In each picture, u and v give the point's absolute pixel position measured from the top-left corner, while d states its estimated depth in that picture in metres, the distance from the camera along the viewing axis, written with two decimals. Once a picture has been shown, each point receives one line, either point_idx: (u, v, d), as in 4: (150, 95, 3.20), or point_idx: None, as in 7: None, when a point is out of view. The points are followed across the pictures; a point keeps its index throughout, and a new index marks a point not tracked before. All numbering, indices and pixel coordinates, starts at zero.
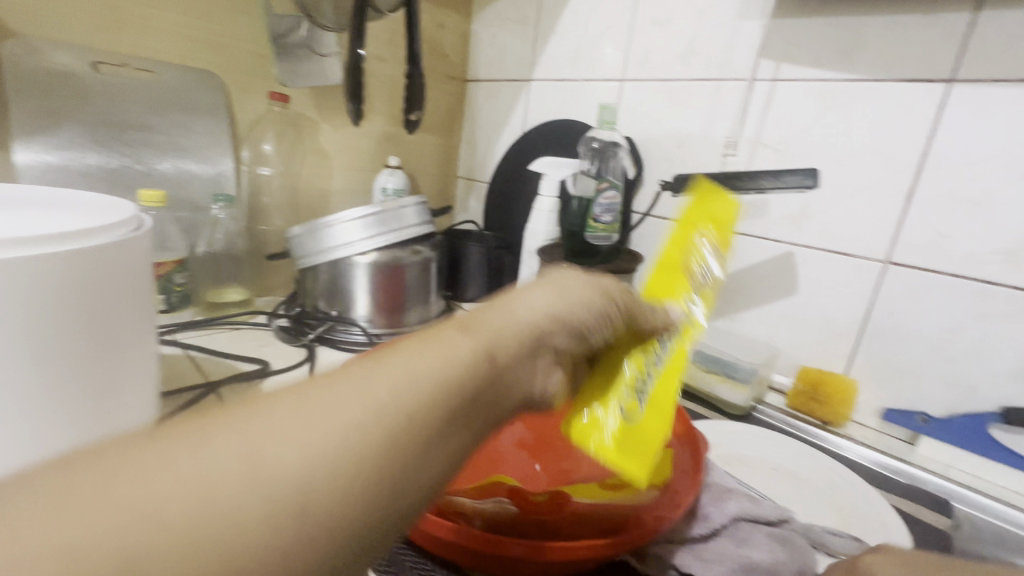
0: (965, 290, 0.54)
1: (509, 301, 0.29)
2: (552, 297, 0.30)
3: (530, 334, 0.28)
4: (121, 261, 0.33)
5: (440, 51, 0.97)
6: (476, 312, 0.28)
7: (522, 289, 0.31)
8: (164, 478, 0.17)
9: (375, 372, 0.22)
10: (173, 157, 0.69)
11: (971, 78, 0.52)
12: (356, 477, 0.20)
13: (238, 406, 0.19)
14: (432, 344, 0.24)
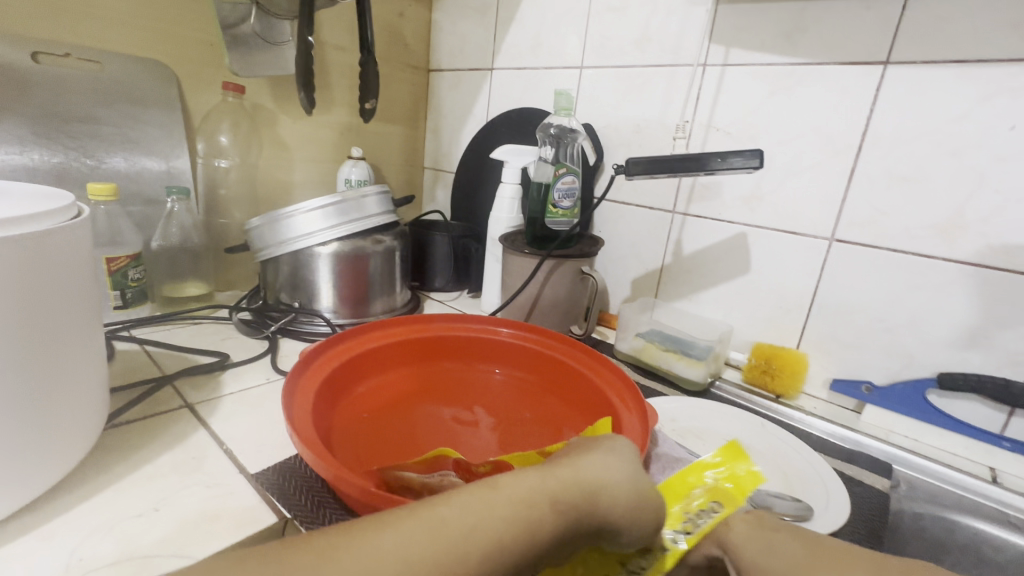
0: (902, 264, 0.57)
1: (596, 467, 0.29)
2: (635, 479, 0.29)
3: (598, 515, 0.28)
4: (58, 250, 0.32)
5: (401, 40, 0.96)
6: (563, 477, 0.28)
7: (593, 459, 0.30)
8: None
9: (428, 548, 0.24)
10: (124, 151, 0.67)
11: (904, 60, 0.54)
12: None
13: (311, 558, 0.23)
14: (514, 522, 0.25)
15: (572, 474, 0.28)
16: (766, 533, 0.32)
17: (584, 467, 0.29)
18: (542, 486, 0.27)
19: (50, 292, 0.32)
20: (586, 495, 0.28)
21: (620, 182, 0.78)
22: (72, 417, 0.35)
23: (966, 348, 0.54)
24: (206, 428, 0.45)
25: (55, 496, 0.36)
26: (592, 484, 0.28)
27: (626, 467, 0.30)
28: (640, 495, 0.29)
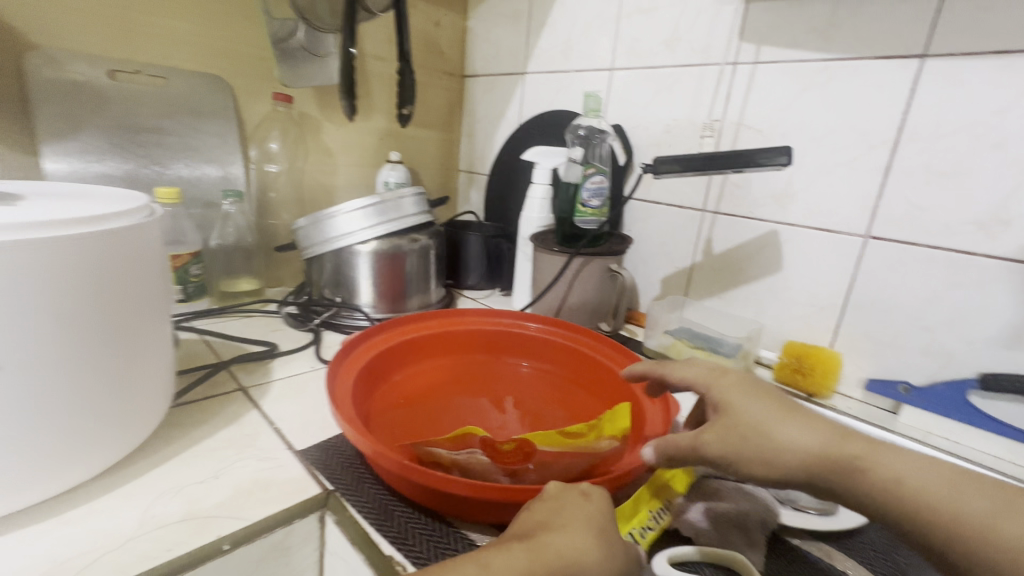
0: (941, 261, 0.55)
1: (578, 544, 0.29)
2: (615, 555, 0.30)
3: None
4: (136, 243, 0.37)
5: (437, 48, 1.00)
6: (546, 560, 0.28)
7: (573, 533, 0.29)
8: None
9: None
10: (186, 158, 0.73)
11: (942, 53, 0.53)
12: None
13: None
14: None
15: (555, 558, 0.28)
16: (752, 389, 0.38)
17: (569, 546, 0.29)
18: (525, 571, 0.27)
19: (127, 280, 0.36)
20: None
21: (650, 181, 0.79)
22: (146, 393, 0.40)
23: (1011, 347, 0.52)
24: (257, 409, 0.49)
25: (131, 463, 0.40)
26: (573, 565, 0.28)
27: (606, 543, 0.30)
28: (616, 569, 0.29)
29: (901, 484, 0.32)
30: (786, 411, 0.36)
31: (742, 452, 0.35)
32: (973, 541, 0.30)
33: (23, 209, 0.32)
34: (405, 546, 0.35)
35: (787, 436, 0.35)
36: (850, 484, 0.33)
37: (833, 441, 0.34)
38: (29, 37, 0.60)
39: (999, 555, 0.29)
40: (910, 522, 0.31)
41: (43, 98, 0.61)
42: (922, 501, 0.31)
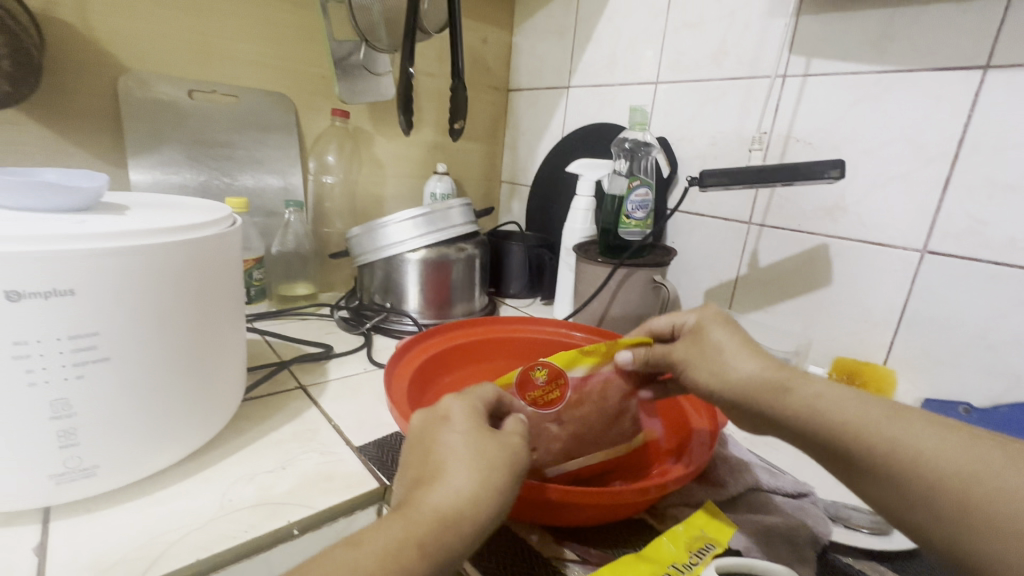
0: (1004, 277, 0.53)
1: (446, 484, 0.28)
2: (486, 466, 0.30)
3: (471, 529, 0.27)
4: (221, 248, 0.40)
5: (484, 64, 1.04)
6: (418, 514, 0.27)
7: (439, 477, 0.29)
8: None
9: None
10: (252, 169, 0.79)
11: (1005, 63, 0.52)
12: None
13: None
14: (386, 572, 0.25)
15: (428, 504, 0.27)
16: (725, 322, 0.42)
17: (444, 491, 0.28)
18: (400, 532, 0.26)
19: (213, 282, 0.40)
20: (451, 516, 0.27)
21: (694, 194, 0.79)
22: (224, 386, 0.43)
23: None
24: (317, 406, 0.52)
25: (208, 451, 0.44)
26: (446, 500, 0.28)
27: (475, 466, 0.29)
28: (504, 490, 0.29)
29: (818, 401, 0.33)
30: (745, 343, 0.40)
31: (696, 364, 0.41)
32: (877, 455, 0.30)
33: (131, 218, 0.36)
34: None
35: (729, 362, 0.39)
36: (770, 402, 0.35)
37: (770, 365, 0.37)
38: (123, 61, 0.66)
39: (896, 468, 0.29)
40: (822, 439, 0.32)
41: (131, 116, 0.67)
42: (832, 418, 0.32)
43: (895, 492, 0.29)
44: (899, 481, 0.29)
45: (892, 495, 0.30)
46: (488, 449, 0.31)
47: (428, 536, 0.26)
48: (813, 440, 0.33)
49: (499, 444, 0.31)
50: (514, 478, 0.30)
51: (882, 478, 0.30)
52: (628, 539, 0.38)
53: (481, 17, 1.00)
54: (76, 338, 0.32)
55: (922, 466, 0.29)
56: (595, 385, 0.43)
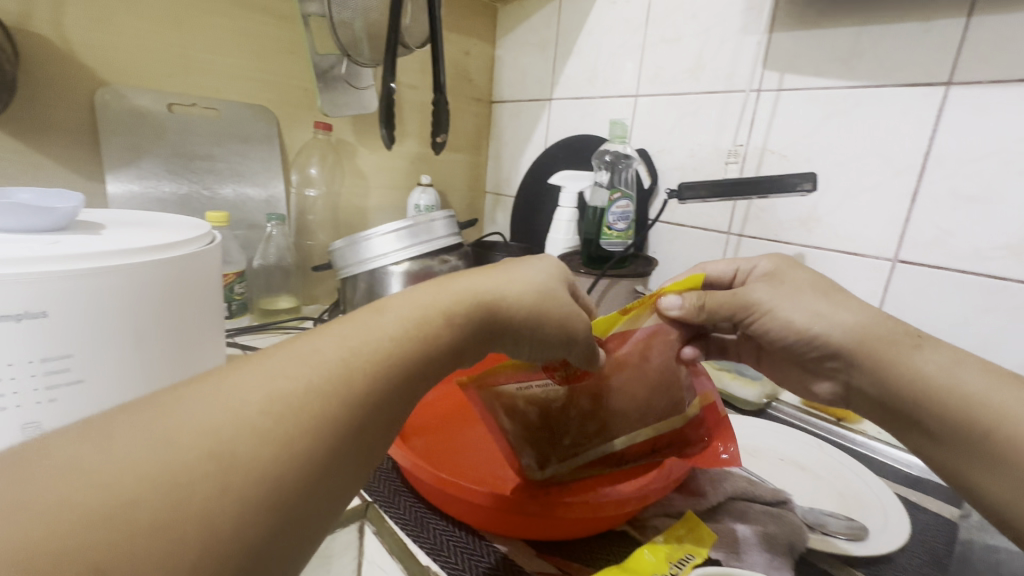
0: (970, 285, 0.56)
1: (476, 281, 0.33)
2: (517, 281, 0.34)
3: (485, 325, 0.32)
4: (199, 267, 0.40)
5: (467, 76, 1.05)
6: (448, 292, 0.31)
7: (468, 276, 0.33)
8: (112, 455, 0.19)
9: (287, 364, 0.24)
10: (233, 181, 0.78)
11: (966, 81, 0.54)
12: (282, 450, 0.21)
13: (169, 402, 0.22)
14: (409, 327, 0.28)
15: (459, 288, 0.32)
16: (812, 272, 0.42)
17: (474, 284, 0.32)
18: (429, 300, 0.30)
19: (190, 299, 0.40)
20: (478, 300, 0.32)
21: (673, 204, 0.81)
22: None
23: None
24: None
25: None
26: (473, 291, 0.32)
27: (502, 279, 0.34)
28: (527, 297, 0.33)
29: (951, 371, 0.33)
30: (842, 296, 0.39)
31: (781, 309, 0.40)
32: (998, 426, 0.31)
33: (106, 237, 0.35)
34: (437, 555, 0.37)
35: (837, 315, 0.38)
36: (896, 356, 0.35)
37: (875, 321, 0.37)
38: (101, 74, 0.65)
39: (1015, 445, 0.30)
40: (940, 399, 0.33)
41: (109, 129, 0.67)
42: (962, 390, 0.32)
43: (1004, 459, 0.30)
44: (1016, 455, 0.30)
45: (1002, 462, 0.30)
46: (516, 271, 0.35)
47: (435, 318, 0.30)
48: (928, 400, 0.34)
49: (528, 270, 0.36)
50: (538, 296, 0.34)
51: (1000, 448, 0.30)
52: (607, 551, 0.38)
53: (464, 30, 1.01)
54: (47, 361, 0.32)
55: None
56: (637, 346, 0.42)
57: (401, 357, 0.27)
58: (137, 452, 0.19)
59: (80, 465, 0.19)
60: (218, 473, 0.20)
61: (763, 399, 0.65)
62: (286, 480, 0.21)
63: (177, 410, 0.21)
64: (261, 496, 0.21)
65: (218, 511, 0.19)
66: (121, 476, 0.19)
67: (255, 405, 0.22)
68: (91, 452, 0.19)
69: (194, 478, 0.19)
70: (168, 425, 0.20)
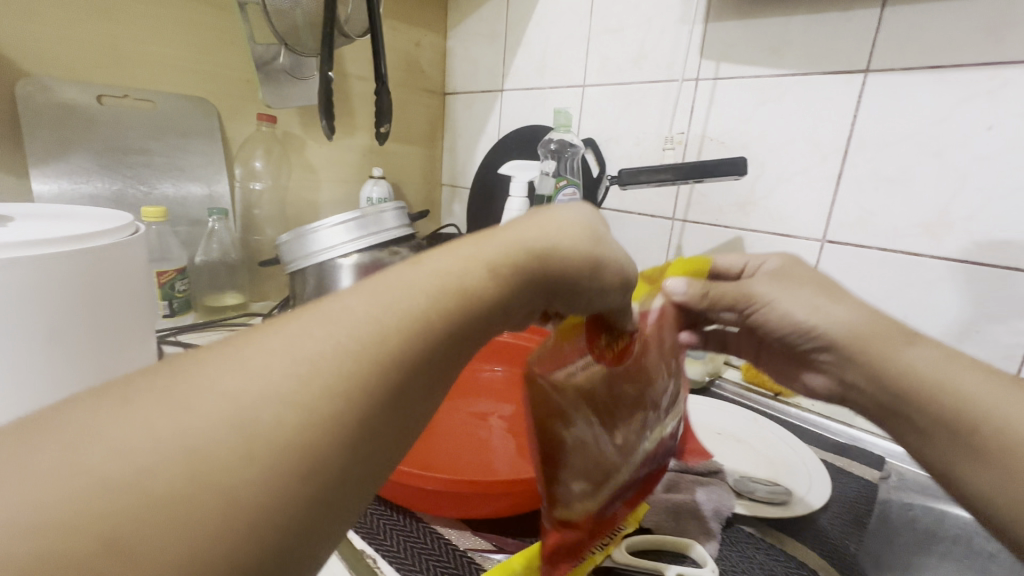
0: (890, 262, 0.59)
1: (529, 231, 0.28)
2: (573, 235, 0.29)
3: (541, 284, 0.28)
4: (121, 259, 0.39)
5: (418, 67, 1.04)
6: (497, 246, 0.27)
7: (517, 226, 0.28)
8: (127, 419, 0.17)
9: (321, 321, 0.21)
10: (172, 177, 0.75)
11: (882, 68, 0.57)
12: (309, 417, 0.19)
13: (192, 360, 0.19)
14: (450, 285, 0.24)
15: (508, 242, 0.27)
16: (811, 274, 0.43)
17: (525, 236, 0.28)
18: (474, 256, 0.26)
19: (110, 295, 0.38)
20: (531, 254, 0.27)
21: (621, 192, 0.82)
22: None
23: (958, 341, 0.56)
24: None
25: None
26: (527, 245, 0.27)
27: (558, 232, 0.29)
28: (584, 255, 0.29)
29: (945, 369, 0.34)
30: (837, 296, 0.40)
31: (782, 303, 0.41)
32: (986, 422, 0.31)
33: (13, 229, 0.34)
34: (374, 540, 0.37)
35: (836, 312, 0.39)
36: (884, 353, 0.36)
37: (868, 317, 0.38)
38: (21, 64, 0.62)
39: (1001, 440, 0.31)
40: (926, 400, 0.34)
41: (33, 122, 0.63)
42: (958, 391, 0.33)
43: (987, 451, 0.31)
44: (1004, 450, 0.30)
45: (986, 454, 0.31)
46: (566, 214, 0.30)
47: (480, 274, 0.25)
48: (915, 397, 0.34)
49: (576, 221, 0.30)
50: (592, 257, 0.29)
51: (985, 443, 0.31)
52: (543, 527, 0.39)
53: (413, 21, 1.00)
54: None
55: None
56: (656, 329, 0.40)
57: (443, 315, 0.23)
58: (127, 448, 0.16)
59: (79, 440, 0.16)
60: (236, 443, 0.17)
61: (706, 378, 0.67)
62: (317, 449, 0.19)
63: (178, 395, 0.18)
64: (289, 467, 0.18)
65: (242, 483, 0.17)
66: (133, 447, 0.16)
67: (280, 368, 0.19)
68: (106, 417, 0.17)
69: (214, 447, 0.17)
70: (188, 387, 0.18)
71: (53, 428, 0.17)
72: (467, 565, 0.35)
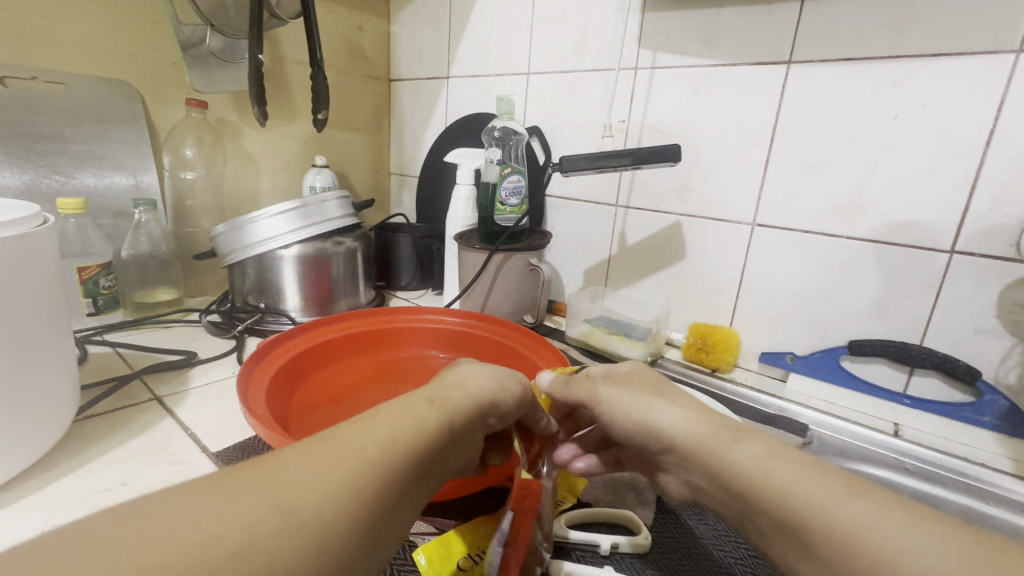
0: (812, 243, 0.63)
1: (461, 375, 0.37)
2: (498, 373, 0.38)
3: (477, 412, 0.35)
4: (23, 253, 0.36)
5: (361, 53, 1.01)
6: (435, 389, 0.35)
7: (454, 374, 0.38)
8: (192, 520, 0.23)
9: (331, 442, 0.29)
10: (92, 166, 0.70)
11: (803, 59, 0.60)
12: (325, 514, 0.25)
13: (237, 476, 0.26)
14: (409, 418, 0.31)
15: (443, 386, 0.36)
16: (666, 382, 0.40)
17: (456, 378, 0.37)
18: (417, 396, 0.34)
19: (17, 291, 0.36)
20: (459, 390, 0.35)
21: (567, 179, 0.84)
22: (40, 407, 0.39)
23: (871, 316, 0.60)
24: (172, 417, 0.49)
25: (28, 477, 0.39)
26: (459, 382, 0.36)
27: (482, 372, 0.38)
28: (498, 381, 0.37)
29: (766, 464, 0.30)
30: (673, 396, 0.38)
31: (618, 405, 0.39)
32: (811, 519, 0.27)
33: None
34: None
35: (665, 415, 0.36)
36: (712, 461, 0.32)
37: (696, 419, 0.35)
38: None
39: (816, 532, 0.26)
40: (757, 504, 0.30)
41: None
42: (779, 487, 0.29)
43: (820, 553, 0.26)
44: (836, 553, 0.26)
45: (820, 558, 0.26)
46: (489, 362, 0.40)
47: (424, 405, 0.33)
48: (750, 502, 0.30)
49: (491, 367, 0.39)
50: (514, 383, 0.38)
51: (813, 541, 0.27)
52: (486, 508, 0.40)
53: (355, 4, 0.97)
54: None
55: (865, 540, 0.25)
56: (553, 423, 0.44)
57: (416, 436, 0.30)
58: (185, 536, 0.22)
59: (154, 531, 0.22)
60: (273, 532, 0.23)
61: (648, 358, 0.70)
62: (328, 540, 0.25)
63: (219, 502, 0.24)
64: (307, 554, 0.24)
65: (273, 563, 0.23)
66: (197, 539, 0.22)
67: (302, 479, 0.26)
68: (173, 517, 0.23)
69: (255, 536, 0.23)
70: (234, 495, 0.24)
71: (128, 523, 0.22)
72: (407, 549, 0.36)
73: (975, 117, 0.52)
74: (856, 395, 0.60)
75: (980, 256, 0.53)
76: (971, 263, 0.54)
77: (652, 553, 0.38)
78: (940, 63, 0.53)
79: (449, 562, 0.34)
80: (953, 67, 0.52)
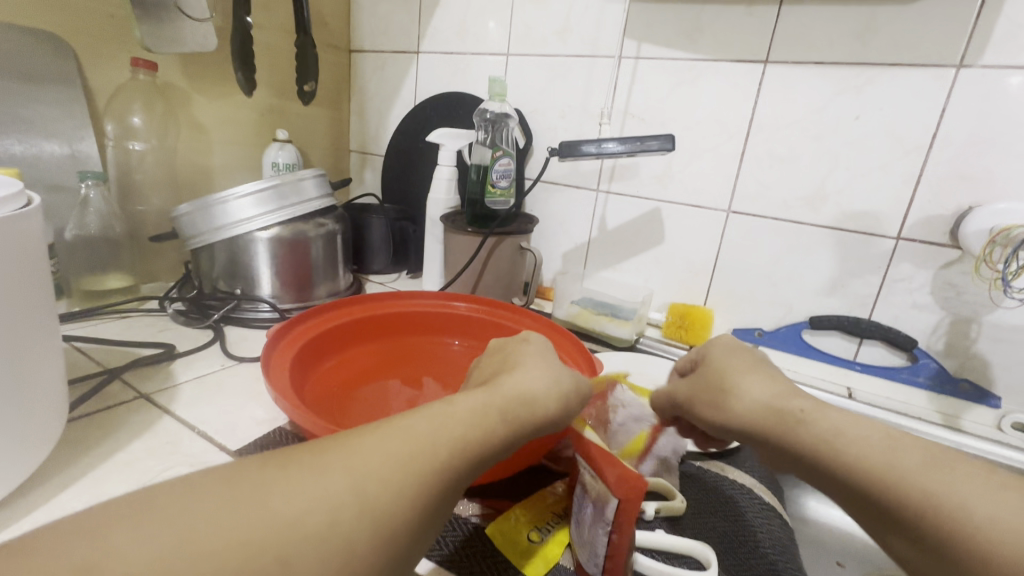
0: (780, 230, 0.70)
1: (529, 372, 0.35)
2: (564, 374, 0.36)
3: (548, 424, 0.33)
4: (14, 237, 0.31)
5: (321, 19, 0.94)
6: (505, 393, 0.32)
7: (520, 371, 0.35)
8: (275, 498, 0.23)
9: (400, 426, 0.28)
10: (18, 132, 0.59)
11: (779, 60, 0.66)
12: (394, 501, 0.25)
13: (312, 454, 0.26)
14: (478, 419, 0.30)
15: (511, 390, 0.33)
16: (749, 359, 0.39)
17: (519, 381, 0.34)
18: (491, 402, 0.31)
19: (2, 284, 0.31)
20: (527, 401, 0.32)
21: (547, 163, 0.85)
22: (35, 412, 0.34)
23: (829, 294, 0.68)
24: (171, 415, 0.45)
25: (25, 492, 0.35)
26: (529, 392, 0.33)
27: (548, 370, 0.36)
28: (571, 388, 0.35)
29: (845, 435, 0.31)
30: (750, 373, 0.38)
31: (698, 402, 0.39)
32: (905, 486, 0.28)
33: None
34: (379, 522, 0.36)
35: (745, 397, 0.36)
36: (789, 439, 0.33)
37: (776, 397, 0.35)
38: None
39: (909, 498, 0.28)
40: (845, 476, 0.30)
41: None
42: (864, 455, 0.30)
43: (913, 514, 0.28)
44: (928, 532, 0.27)
45: (910, 529, 0.28)
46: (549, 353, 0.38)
47: (497, 422, 0.31)
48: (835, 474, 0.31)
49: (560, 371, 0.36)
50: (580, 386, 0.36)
51: (905, 505, 0.28)
52: (532, 485, 0.42)
53: None
54: None
55: (962, 512, 0.26)
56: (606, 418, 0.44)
57: (488, 440, 0.30)
58: (269, 518, 0.22)
59: (242, 508, 0.23)
60: (346, 517, 0.24)
61: (634, 336, 0.73)
62: (395, 528, 0.25)
63: (297, 481, 0.24)
64: (375, 540, 0.24)
65: (347, 547, 0.23)
66: (280, 520, 0.23)
67: (374, 466, 0.26)
68: (258, 492, 0.24)
69: (330, 521, 0.23)
70: (313, 474, 0.25)
71: (217, 494, 0.23)
72: (473, 530, 0.37)
73: (922, 122, 0.60)
74: (815, 364, 0.68)
75: (920, 242, 0.62)
76: (913, 248, 0.62)
77: (686, 514, 0.42)
78: (895, 73, 0.60)
79: (521, 531, 0.37)
80: (908, 77, 0.59)
